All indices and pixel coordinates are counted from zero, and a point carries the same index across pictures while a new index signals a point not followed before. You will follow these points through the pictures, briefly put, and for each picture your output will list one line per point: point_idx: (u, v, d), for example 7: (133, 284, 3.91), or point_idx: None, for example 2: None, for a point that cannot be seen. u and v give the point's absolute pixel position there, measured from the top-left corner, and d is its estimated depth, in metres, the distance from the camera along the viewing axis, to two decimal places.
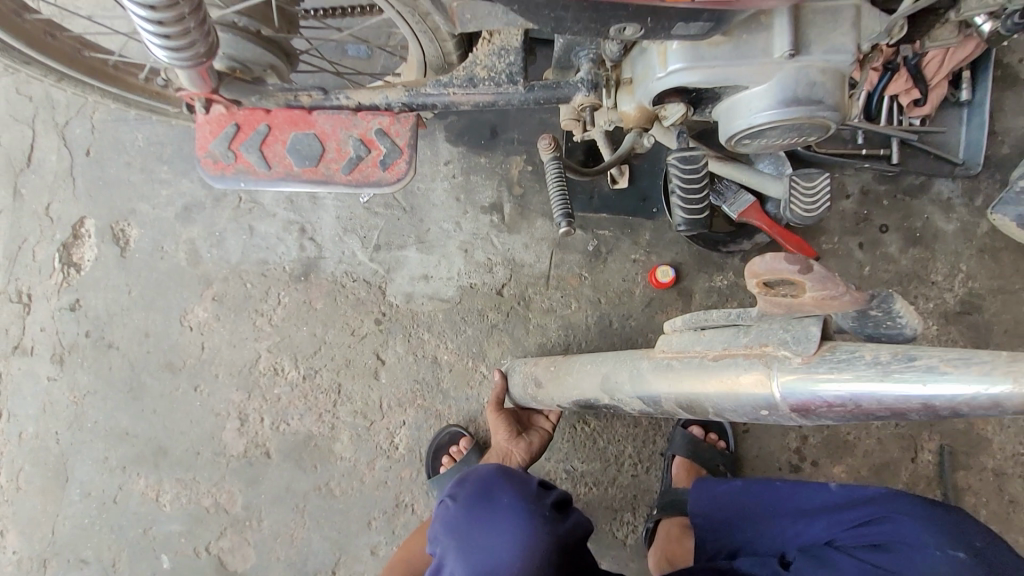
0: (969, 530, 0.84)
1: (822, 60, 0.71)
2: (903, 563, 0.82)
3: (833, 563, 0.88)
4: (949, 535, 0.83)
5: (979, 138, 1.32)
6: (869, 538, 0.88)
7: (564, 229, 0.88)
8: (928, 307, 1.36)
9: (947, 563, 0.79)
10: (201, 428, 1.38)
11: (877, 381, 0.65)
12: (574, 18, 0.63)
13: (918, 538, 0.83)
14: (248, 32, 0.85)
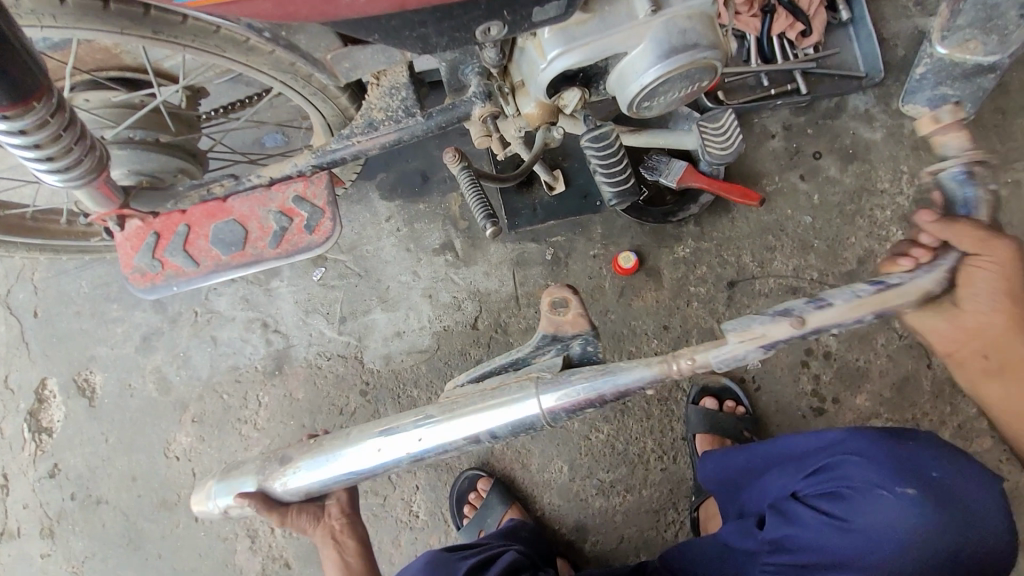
0: (922, 459, 0.84)
1: (683, 8, 0.74)
2: (857, 509, 0.83)
3: (798, 518, 0.88)
4: (899, 468, 0.83)
5: (872, 48, 1.38)
6: (824, 482, 0.88)
7: (492, 229, 0.86)
8: (886, 215, 1.37)
9: (898, 502, 0.81)
10: (212, 559, 1.30)
11: (580, 384, 0.77)
12: (436, 31, 0.64)
13: (867, 478, 0.84)
14: (148, 143, 0.85)
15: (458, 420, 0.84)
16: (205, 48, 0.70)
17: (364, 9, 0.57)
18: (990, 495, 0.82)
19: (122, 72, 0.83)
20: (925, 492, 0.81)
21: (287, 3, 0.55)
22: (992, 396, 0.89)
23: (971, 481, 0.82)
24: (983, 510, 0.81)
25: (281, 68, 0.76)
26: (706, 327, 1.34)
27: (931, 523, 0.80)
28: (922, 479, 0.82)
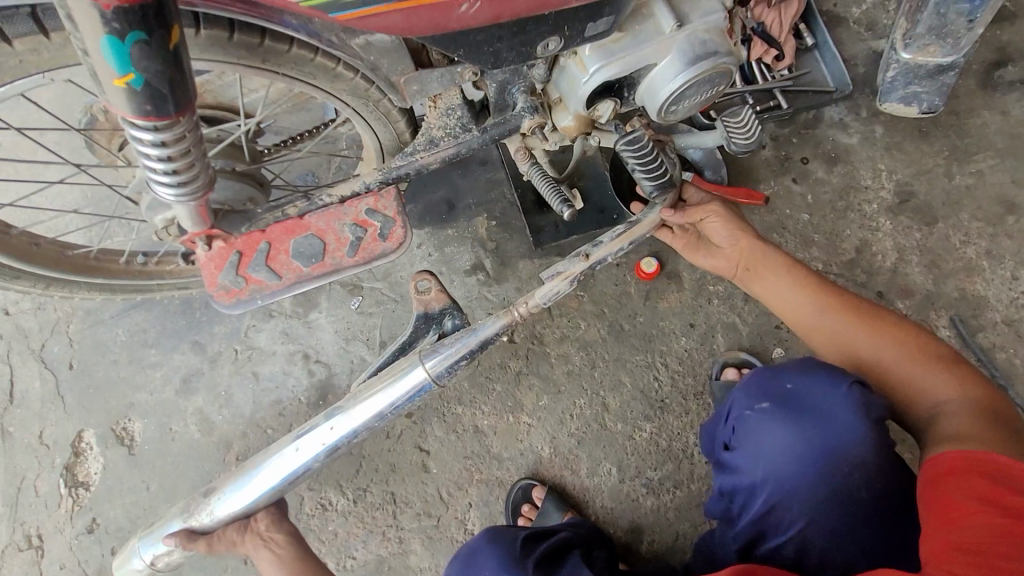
0: (783, 379, 0.97)
1: (703, 23, 0.87)
2: (740, 435, 0.96)
3: (723, 465, 0.99)
4: (763, 391, 0.97)
5: (838, 67, 1.57)
6: (725, 423, 1.02)
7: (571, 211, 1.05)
8: (874, 208, 1.51)
9: (763, 418, 0.94)
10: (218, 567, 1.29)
11: (464, 341, 1.03)
12: (508, 46, 0.74)
13: (739, 406, 0.98)
14: (227, 171, 0.92)
15: (362, 404, 1.04)
16: (300, 73, 0.79)
17: (467, 21, 0.68)
18: (847, 393, 0.91)
19: (206, 110, 0.93)
20: (780, 403, 0.94)
21: (413, 19, 0.65)
22: (770, 302, 1.09)
23: (823, 385, 0.93)
24: (843, 410, 0.90)
25: (359, 92, 0.86)
26: (729, 321, 1.43)
27: (798, 431, 0.91)
28: (781, 396, 0.95)
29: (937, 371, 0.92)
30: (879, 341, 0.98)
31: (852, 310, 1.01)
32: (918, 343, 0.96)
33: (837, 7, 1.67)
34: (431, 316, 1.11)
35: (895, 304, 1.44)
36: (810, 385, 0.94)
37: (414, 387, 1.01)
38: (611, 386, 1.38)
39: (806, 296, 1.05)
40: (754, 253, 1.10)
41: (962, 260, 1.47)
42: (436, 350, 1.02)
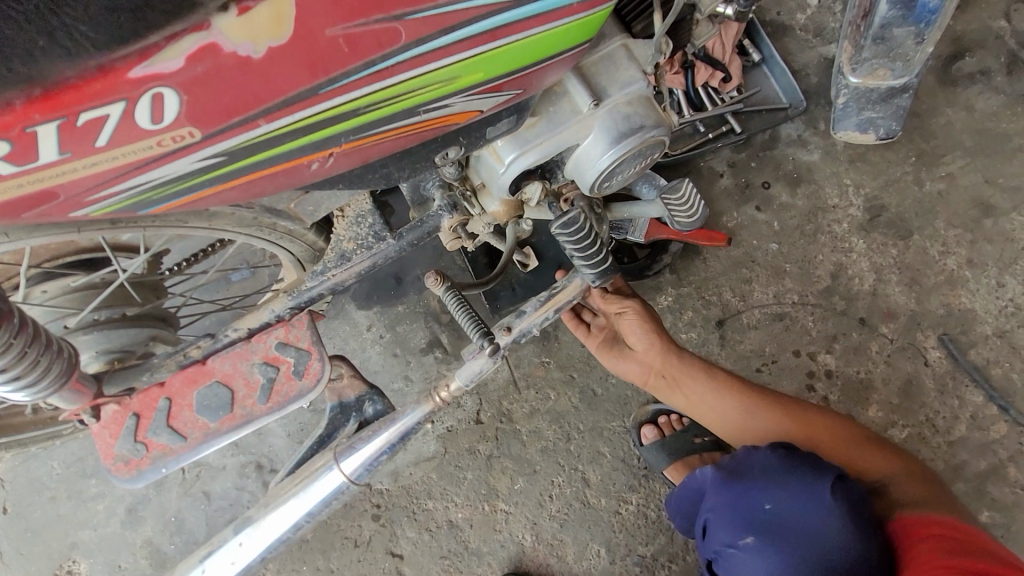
0: (754, 496, 0.89)
1: (622, 95, 0.78)
2: (732, 571, 0.89)
3: None
4: (739, 517, 0.89)
5: (788, 81, 1.49)
6: (707, 544, 0.95)
7: (491, 347, 0.87)
8: (844, 227, 1.43)
9: (750, 555, 0.86)
10: None
11: (384, 433, 0.89)
12: (397, 169, 0.64)
13: (720, 539, 0.90)
14: (114, 320, 0.82)
15: (272, 515, 0.89)
16: (167, 225, 0.69)
17: (329, 171, 0.55)
18: (825, 503, 0.83)
19: (81, 255, 0.78)
20: (760, 532, 0.86)
21: (253, 186, 0.53)
22: (699, 409, 1.11)
23: (799, 501, 0.85)
24: (826, 523, 0.82)
25: (247, 220, 0.76)
26: None
27: (787, 562, 0.83)
28: (760, 520, 0.87)
29: (867, 451, 0.99)
30: (803, 433, 1.03)
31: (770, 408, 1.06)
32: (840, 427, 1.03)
33: (780, 15, 1.59)
34: (346, 406, 0.94)
35: (879, 329, 1.36)
36: (790, 504, 0.85)
37: (331, 491, 0.88)
38: (589, 458, 1.28)
39: (726, 402, 1.08)
40: (667, 359, 1.10)
41: (944, 273, 1.39)
42: (348, 448, 0.88)
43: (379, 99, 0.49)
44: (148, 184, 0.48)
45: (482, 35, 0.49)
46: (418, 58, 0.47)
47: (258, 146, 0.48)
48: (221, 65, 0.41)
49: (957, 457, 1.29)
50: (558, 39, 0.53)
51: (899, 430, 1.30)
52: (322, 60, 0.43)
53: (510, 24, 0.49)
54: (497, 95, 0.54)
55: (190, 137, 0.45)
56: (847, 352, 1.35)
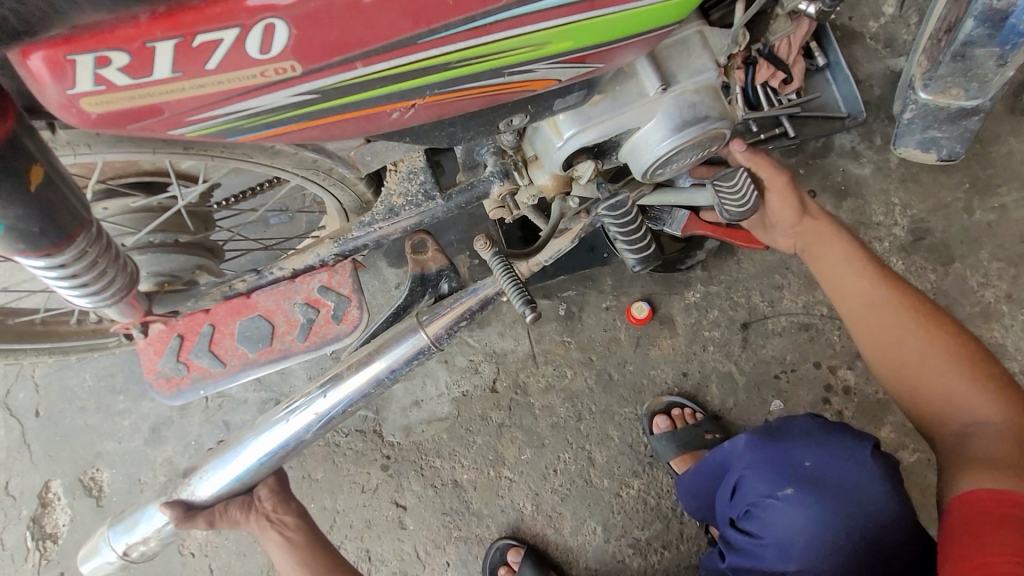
0: (796, 453, 0.93)
1: (691, 83, 0.77)
2: (764, 523, 0.92)
3: (740, 546, 0.95)
4: (779, 472, 0.93)
5: (850, 90, 1.45)
6: (734, 502, 0.98)
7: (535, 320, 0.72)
8: (885, 246, 1.41)
9: (789, 505, 0.90)
10: None
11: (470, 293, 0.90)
12: (464, 129, 0.65)
13: (758, 491, 0.93)
14: (168, 245, 0.85)
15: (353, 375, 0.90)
16: (232, 156, 0.71)
17: (407, 123, 0.55)
18: (862, 460, 0.91)
19: (141, 177, 0.81)
20: (803, 484, 0.91)
21: (334, 128, 0.53)
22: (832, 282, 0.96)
23: (840, 461, 0.91)
24: (860, 477, 0.90)
25: (306, 163, 0.78)
26: (725, 370, 1.34)
27: (825, 511, 0.89)
28: (800, 474, 0.92)
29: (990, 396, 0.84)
30: (948, 358, 0.87)
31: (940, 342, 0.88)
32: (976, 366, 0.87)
33: (851, 21, 1.54)
34: (426, 279, 0.95)
35: None
36: (835, 458, 0.92)
37: (414, 350, 0.89)
38: (597, 440, 1.30)
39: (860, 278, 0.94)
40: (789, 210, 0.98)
41: (981, 304, 1.37)
42: (434, 312, 0.89)
43: (471, 55, 0.49)
44: (242, 113, 0.48)
45: (583, 3, 0.48)
46: (517, 16, 0.47)
47: (350, 88, 0.48)
48: (332, 2, 0.41)
49: None
50: (648, 15, 0.53)
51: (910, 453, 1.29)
52: (426, 10, 0.43)
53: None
54: (579, 66, 0.54)
55: (291, 71, 0.45)
56: None
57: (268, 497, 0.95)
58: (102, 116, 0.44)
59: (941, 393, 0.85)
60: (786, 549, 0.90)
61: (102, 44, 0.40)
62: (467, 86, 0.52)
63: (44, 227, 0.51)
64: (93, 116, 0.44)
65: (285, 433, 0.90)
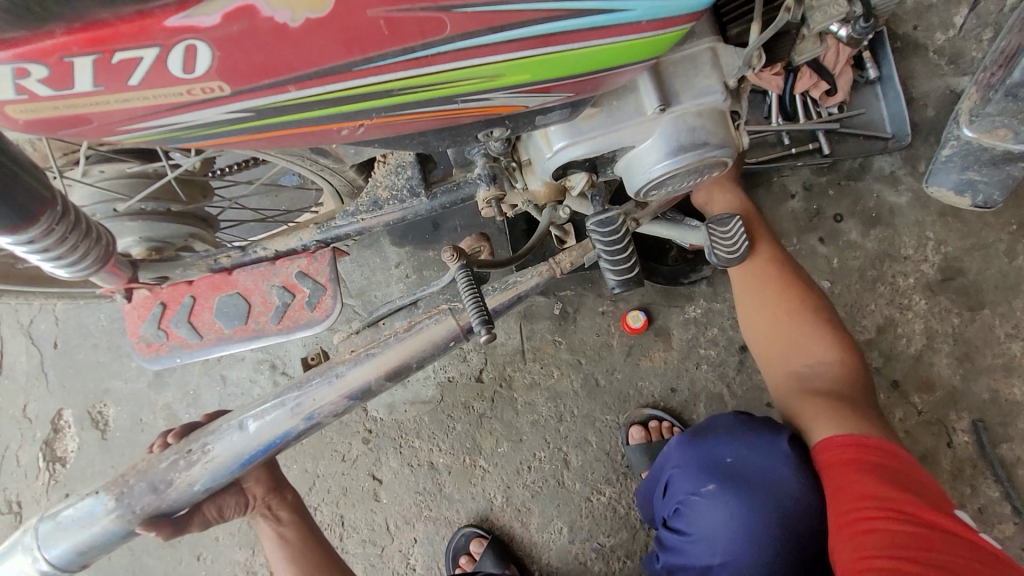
0: (717, 449, 0.89)
1: (694, 104, 0.72)
2: (691, 522, 0.88)
3: (669, 544, 0.93)
4: (704, 469, 0.89)
5: (899, 108, 1.34)
6: (667, 498, 0.95)
7: (486, 337, 0.69)
8: (909, 282, 1.33)
9: (711, 502, 0.86)
10: (157, 534, 1.35)
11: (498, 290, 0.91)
12: (437, 139, 0.62)
13: (684, 489, 0.90)
14: (159, 213, 0.86)
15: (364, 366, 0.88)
16: None
17: (360, 138, 0.55)
18: (782, 452, 0.83)
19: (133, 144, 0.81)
20: (724, 481, 0.86)
21: (280, 140, 0.53)
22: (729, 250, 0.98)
23: (761, 454, 0.85)
24: (784, 471, 0.82)
25: (293, 152, 0.77)
26: (716, 390, 1.31)
27: (745, 509, 0.83)
28: (723, 469, 0.87)
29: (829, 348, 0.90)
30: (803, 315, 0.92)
31: (787, 311, 0.92)
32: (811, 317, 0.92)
33: (916, 30, 1.40)
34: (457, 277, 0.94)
35: (911, 396, 1.28)
36: (761, 455, 0.85)
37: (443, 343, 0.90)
38: (575, 443, 1.30)
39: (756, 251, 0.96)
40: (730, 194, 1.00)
41: (1004, 357, 1.28)
42: (422, 322, 0.91)
43: (414, 84, 0.49)
44: (177, 125, 0.49)
45: (536, 39, 0.48)
46: (467, 49, 0.47)
47: (287, 108, 0.48)
48: (258, 27, 0.42)
49: None
50: (621, 52, 0.53)
51: None
52: (360, 39, 0.43)
53: (575, 31, 0.48)
54: (543, 96, 0.55)
55: (219, 90, 0.45)
56: None
57: (261, 489, 0.99)
58: (30, 121, 0.46)
59: (793, 360, 0.90)
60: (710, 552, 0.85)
61: (17, 57, 0.41)
62: (413, 109, 0.52)
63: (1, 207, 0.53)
64: (19, 121, 0.46)
65: (265, 438, 0.87)
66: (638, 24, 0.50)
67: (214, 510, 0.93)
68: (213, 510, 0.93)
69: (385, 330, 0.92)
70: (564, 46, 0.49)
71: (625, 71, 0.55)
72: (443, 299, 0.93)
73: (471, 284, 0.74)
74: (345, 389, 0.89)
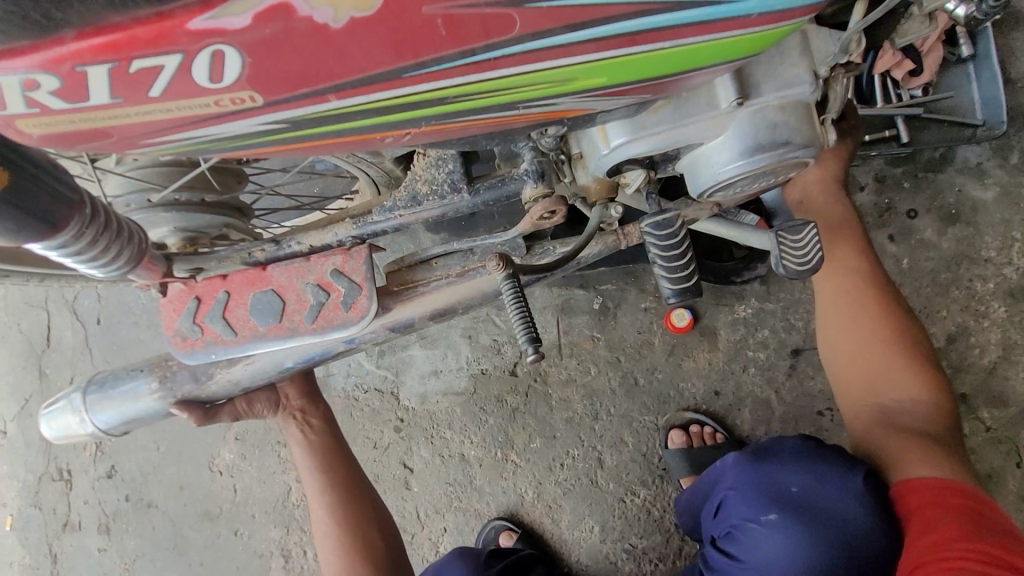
0: (781, 476, 0.85)
1: (776, 98, 0.64)
2: (745, 548, 0.86)
3: (716, 564, 0.91)
4: (765, 496, 0.85)
5: (994, 92, 1.19)
6: (718, 518, 0.92)
7: (534, 357, 0.61)
8: (988, 288, 1.21)
9: (770, 532, 0.84)
10: (196, 509, 1.38)
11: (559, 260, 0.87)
12: (485, 139, 0.56)
13: (739, 514, 0.87)
14: (193, 203, 0.83)
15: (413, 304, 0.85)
16: None
17: (405, 141, 0.51)
18: (853, 489, 0.79)
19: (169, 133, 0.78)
20: (786, 512, 0.83)
21: (320, 147, 0.49)
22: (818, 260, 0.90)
23: (830, 489, 0.81)
24: (853, 511, 0.78)
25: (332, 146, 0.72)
26: (763, 395, 1.24)
27: (807, 543, 0.81)
28: (784, 499, 0.84)
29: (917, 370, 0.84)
30: (893, 337, 0.85)
31: (878, 332, 0.85)
32: (902, 339, 0.85)
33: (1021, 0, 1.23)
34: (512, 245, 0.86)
35: (980, 411, 1.18)
36: (836, 488, 0.80)
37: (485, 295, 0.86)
38: (610, 442, 1.26)
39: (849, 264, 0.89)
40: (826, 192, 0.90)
41: None
42: (477, 270, 0.84)
43: (470, 89, 0.43)
44: (205, 136, 0.45)
45: (620, 38, 0.42)
46: (540, 52, 0.41)
47: (326, 118, 0.44)
48: (294, 29, 0.36)
49: None
50: (716, 53, 0.47)
51: None
52: (412, 41, 0.38)
53: (661, 31, 0.42)
54: (616, 98, 0.49)
55: (250, 99, 0.41)
56: None
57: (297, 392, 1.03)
58: (46, 135, 0.42)
59: (878, 390, 0.84)
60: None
61: (28, 68, 0.36)
62: (464, 115, 0.47)
63: (28, 212, 0.51)
64: (36, 134, 0.42)
65: (306, 349, 0.86)
66: (745, 18, 0.43)
67: (245, 402, 0.96)
68: (244, 401, 0.95)
69: (437, 270, 0.85)
70: (649, 45, 0.43)
71: (706, 71, 0.49)
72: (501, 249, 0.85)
73: (517, 295, 0.66)
74: (389, 320, 0.84)
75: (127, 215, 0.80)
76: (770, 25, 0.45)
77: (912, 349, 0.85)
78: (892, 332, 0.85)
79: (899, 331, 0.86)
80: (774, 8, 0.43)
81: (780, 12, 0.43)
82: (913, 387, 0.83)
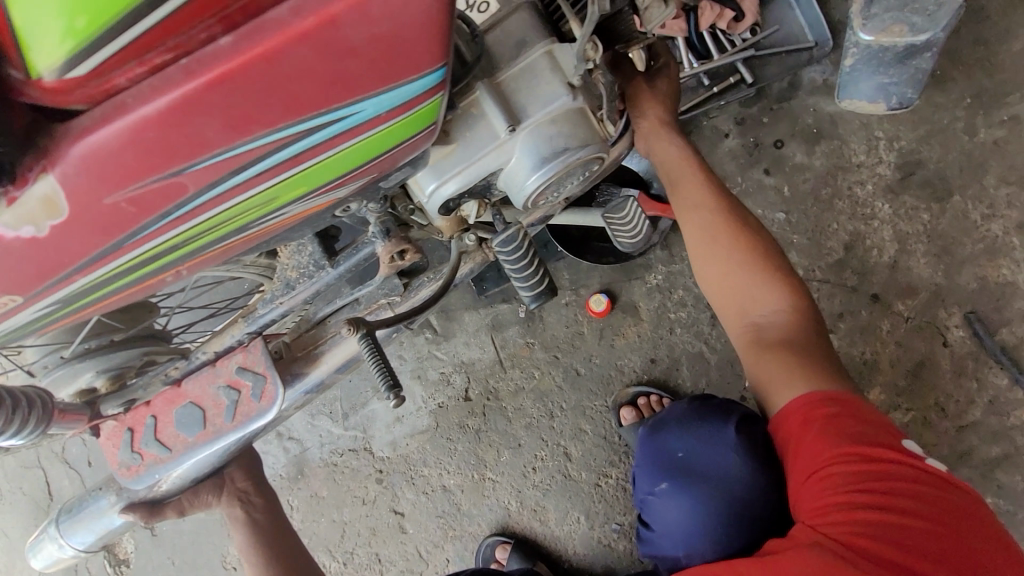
0: (670, 443, 0.96)
1: (544, 114, 0.71)
2: (654, 515, 0.95)
3: (645, 536, 0.98)
4: (661, 464, 0.96)
5: (816, 13, 1.26)
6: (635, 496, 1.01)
7: (395, 402, 0.69)
8: (868, 190, 1.27)
9: (668, 495, 0.93)
10: None
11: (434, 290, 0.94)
12: (292, 231, 0.66)
13: (643, 487, 0.98)
14: (104, 346, 0.90)
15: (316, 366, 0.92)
16: None
17: (189, 272, 0.63)
18: (727, 441, 0.89)
19: None
20: (678, 473, 0.93)
21: (120, 298, 0.62)
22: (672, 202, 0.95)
23: (709, 446, 0.91)
24: (729, 461, 0.88)
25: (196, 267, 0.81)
26: (695, 350, 1.30)
27: (698, 499, 0.90)
28: (674, 464, 0.94)
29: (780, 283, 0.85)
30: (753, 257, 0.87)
31: (739, 256, 0.87)
32: (765, 257, 0.87)
33: None
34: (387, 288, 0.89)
35: (894, 305, 1.24)
36: (716, 444, 0.90)
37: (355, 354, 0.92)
38: (571, 435, 1.33)
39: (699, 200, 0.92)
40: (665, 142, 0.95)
41: (983, 240, 1.22)
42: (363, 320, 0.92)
43: (191, 233, 0.55)
44: (15, 322, 0.59)
45: (284, 163, 0.52)
46: (222, 197, 0.52)
47: (94, 287, 0.57)
48: (12, 246, 0.48)
49: (966, 443, 1.20)
50: (389, 135, 0.56)
51: (901, 414, 1.22)
52: (107, 225, 0.49)
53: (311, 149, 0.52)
54: (329, 191, 0.60)
55: (18, 296, 0.54)
56: (853, 332, 1.25)
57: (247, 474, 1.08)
58: None
59: (750, 312, 0.86)
60: (680, 535, 0.91)
61: None
62: (210, 246, 0.59)
63: None
64: None
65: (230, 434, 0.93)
66: (377, 116, 0.52)
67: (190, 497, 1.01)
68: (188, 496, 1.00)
69: (331, 327, 0.94)
70: (312, 159, 0.53)
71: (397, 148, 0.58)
72: (381, 295, 0.90)
73: (373, 349, 0.74)
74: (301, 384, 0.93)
75: (47, 374, 0.88)
76: (412, 108, 0.53)
77: (773, 266, 0.86)
78: (753, 252, 0.87)
79: (759, 250, 0.87)
80: (407, 96, 0.52)
81: (409, 100, 0.53)
82: (773, 300, 0.85)
